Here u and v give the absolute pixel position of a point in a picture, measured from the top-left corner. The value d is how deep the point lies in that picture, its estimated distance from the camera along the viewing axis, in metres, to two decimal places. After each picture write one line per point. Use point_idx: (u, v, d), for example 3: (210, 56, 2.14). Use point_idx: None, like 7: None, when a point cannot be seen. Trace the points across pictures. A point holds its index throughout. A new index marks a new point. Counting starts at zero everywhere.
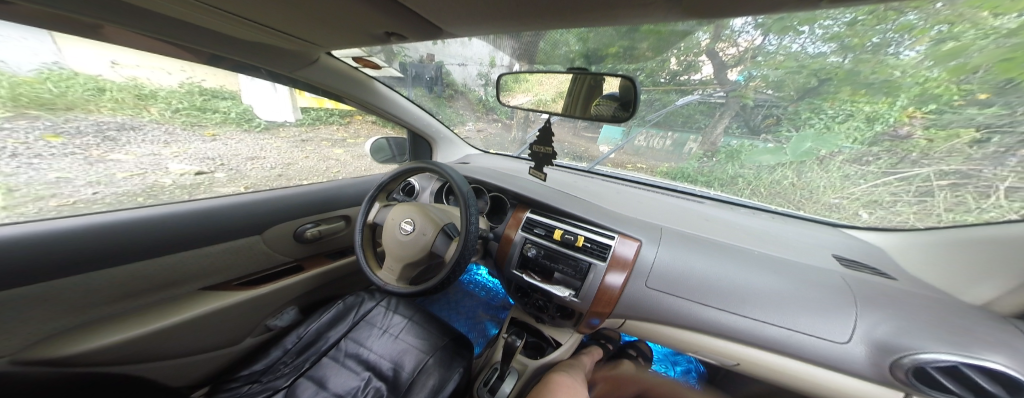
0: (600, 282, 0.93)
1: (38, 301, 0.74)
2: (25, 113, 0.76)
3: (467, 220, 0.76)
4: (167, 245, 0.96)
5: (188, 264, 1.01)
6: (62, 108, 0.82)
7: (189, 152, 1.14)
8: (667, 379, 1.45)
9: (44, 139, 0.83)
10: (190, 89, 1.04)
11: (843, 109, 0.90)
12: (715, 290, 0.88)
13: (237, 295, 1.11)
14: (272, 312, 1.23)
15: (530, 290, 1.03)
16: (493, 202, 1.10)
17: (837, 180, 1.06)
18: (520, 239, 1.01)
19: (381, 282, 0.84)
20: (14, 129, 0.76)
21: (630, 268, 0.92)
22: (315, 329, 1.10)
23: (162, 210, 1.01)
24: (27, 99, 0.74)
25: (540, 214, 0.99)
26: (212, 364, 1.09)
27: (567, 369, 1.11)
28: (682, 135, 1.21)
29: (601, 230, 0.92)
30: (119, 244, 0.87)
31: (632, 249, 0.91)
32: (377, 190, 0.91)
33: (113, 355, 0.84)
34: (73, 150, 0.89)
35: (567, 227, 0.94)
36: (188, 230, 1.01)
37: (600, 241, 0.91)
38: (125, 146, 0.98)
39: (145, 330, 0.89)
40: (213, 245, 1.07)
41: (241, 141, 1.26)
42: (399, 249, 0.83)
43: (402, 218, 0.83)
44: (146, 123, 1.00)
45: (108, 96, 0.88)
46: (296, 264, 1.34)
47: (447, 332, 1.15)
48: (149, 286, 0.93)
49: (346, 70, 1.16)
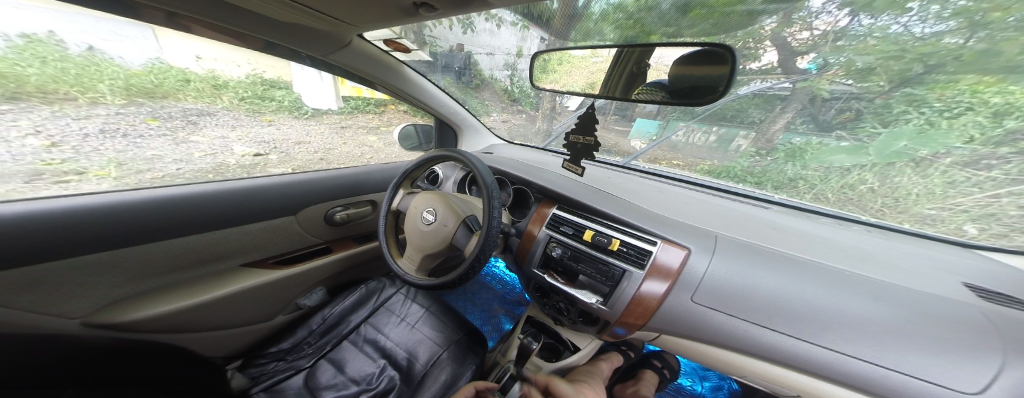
0: (634, 290, 0.83)
1: (99, 270, 0.82)
2: (134, 101, 0.92)
3: (490, 214, 0.70)
4: (206, 223, 1.01)
5: (225, 242, 1.07)
6: (166, 97, 0.98)
7: (250, 136, 1.24)
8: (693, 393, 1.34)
9: (146, 122, 0.97)
10: (253, 80, 1.13)
11: (956, 101, 0.72)
12: (777, 311, 0.77)
13: (268, 275, 1.17)
14: (301, 292, 1.29)
15: (551, 291, 0.97)
16: (516, 195, 1.04)
17: (937, 186, 0.84)
18: (544, 236, 0.95)
19: (402, 271, 0.84)
20: (125, 113, 0.91)
21: (673, 278, 0.82)
22: (338, 312, 1.15)
23: (207, 187, 1.07)
24: (136, 88, 0.90)
25: (568, 211, 0.92)
26: (248, 337, 1.19)
27: (585, 379, 1.03)
28: (731, 130, 1.04)
29: (641, 234, 0.81)
30: (164, 220, 0.93)
31: (677, 257, 0.80)
32: (402, 177, 0.88)
33: (164, 323, 0.93)
34: (164, 131, 1.02)
35: (601, 227, 0.86)
36: (235, 209, 1.08)
37: (637, 244, 0.81)
38: (202, 129, 1.11)
39: (189, 304, 0.97)
40: (249, 224, 1.12)
41: (291, 127, 1.34)
42: (420, 240, 0.80)
43: (424, 207, 0.81)
44: (219, 110, 1.12)
45: (192, 85, 1.01)
46: (326, 246, 1.40)
47: (462, 326, 1.13)
48: (192, 261, 1.00)
49: (377, 54, 1.14)
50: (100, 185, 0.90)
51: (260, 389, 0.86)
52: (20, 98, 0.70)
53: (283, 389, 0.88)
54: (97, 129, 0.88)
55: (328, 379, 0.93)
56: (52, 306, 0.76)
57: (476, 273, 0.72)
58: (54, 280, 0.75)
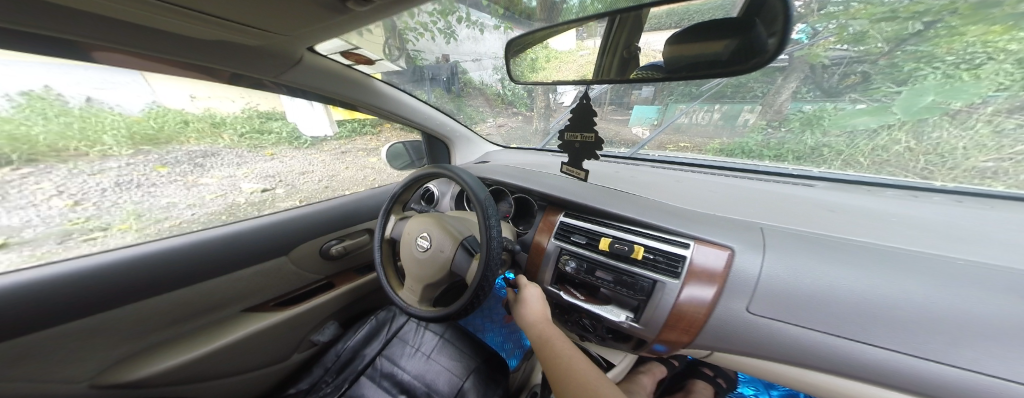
0: (671, 302, 0.65)
1: (88, 336, 0.77)
2: (141, 150, 0.87)
3: (487, 231, 0.61)
4: (196, 274, 0.93)
5: (218, 291, 0.99)
6: (172, 142, 0.93)
7: (256, 172, 1.16)
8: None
9: (156, 170, 0.92)
10: (250, 114, 1.05)
11: (970, 52, 0.66)
12: (899, 325, 0.50)
13: (269, 319, 1.08)
14: (312, 328, 1.21)
15: (572, 311, 0.79)
16: (520, 204, 0.90)
17: (983, 138, 0.71)
18: (554, 249, 0.76)
19: (403, 303, 0.75)
20: (134, 163, 0.87)
21: (720, 285, 0.62)
22: (351, 346, 1.06)
23: (216, 230, 1.01)
24: (140, 136, 0.85)
25: (576, 217, 0.76)
26: (267, 380, 1.12)
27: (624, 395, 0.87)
28: (734, 105, 0.95)
29: (663, 234, 0.65)
30: (156, 275, 0.86)
31: (718, 260, 0.61)
32: (391, 202, 0.80)
33: (167, 380, 0.88)
34: (175, 177, 0.96)
35: (617, 233, 0.68)
36: (227, 257, 0.99)
37: (666, 249, 0.64)
38: (211, 170, 1.04)
39: (189, 357, 0.91)
40: (238, 271, 1.03)
41: (293, 157, 1.25)
42: (418, 268, 0.72)
43: (417, 232, 0.73)
44: (221, 149, 1.06)
45: (192, 127, 0.95)
46: (326, 282, 1.30)
47: (479, 352, 1.04)
48: (187, 313, 0.93)
49: (340, 69, 0.97)
50: (125, 238, 0.87)
51: None
52: (36, 160, 0.69)
53: None
54: (112, 182, 0.84)
55: None
56: (51, 373, 0.72)
57: (483, 300, 0.63)
58: (39, 353, 0.70)
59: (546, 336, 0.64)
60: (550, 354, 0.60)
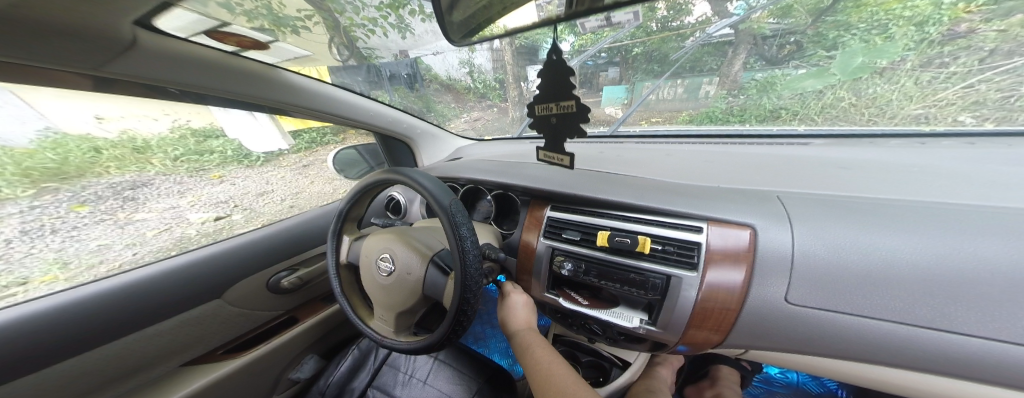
0: (694, 302, 0.50)
1: None
2: (44, 188, 0.63)
3: (455, 235, 0.49)
4: (109, 330, 0.67)
5: (141, 348, 0.72)
6: (85, 174, 0.68)
7: (204, 199, 0.90)
8: (787, 383, 1.01)
9: (73, 210, 0.67)
10: (181, 133, 0.81)
11: (877, 20, 0.62)
12: (999, 303, 0.37)
13: (223, 367, 0.81)
14: (287, 364, 0.96)
15: (574, 316, 0.68)
16: (500, 203, 0.79)
17: (910, 90, 0.70)
18: (544, 250, 0.64)
19: (376, 335, 0.62)
20: (43, 205, 0.63)
21: (750, 273, 0.49)
22: (339, 378, 0.93)
23: (156, 266, 0.76)
24: (38, 172, 0.60)
25: (565, 210, 0.63)
26: None
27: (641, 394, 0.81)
28: (694, 79, 0.88)
29: (668, 220, 0.52)
30: (52, 343, 0.60)
31: (738, 243, 0.48)
32: (340, 221, 0.66)
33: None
34: (101, 216, 0.72)
35: (614, 223, 0.55)
36: (153, 303, 0.72)
37: (676, 236, 0.51)
38: (147, 204, 0.79)
39: None
40: (157, 324, 0.74)
41: (247, 178, 0.99)
42: (385, 295, 0.59)
43: (379, 253, 0.59)
44: (153, 177, 0.80)
45: (107, 154, 0.71)
46: (290, 316, 1.02)
47: (482, 368, 0.89)
48: (106, 379, 0.68)
49: (221, 58, 0.68)
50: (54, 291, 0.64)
51: None
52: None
53: None
54: (19, 231, 0.61)
55: None
56: None
57: (466, 325, 0.51)
58: None
59: (529, 344, 0.55)
60: (532, 363, 0.52)
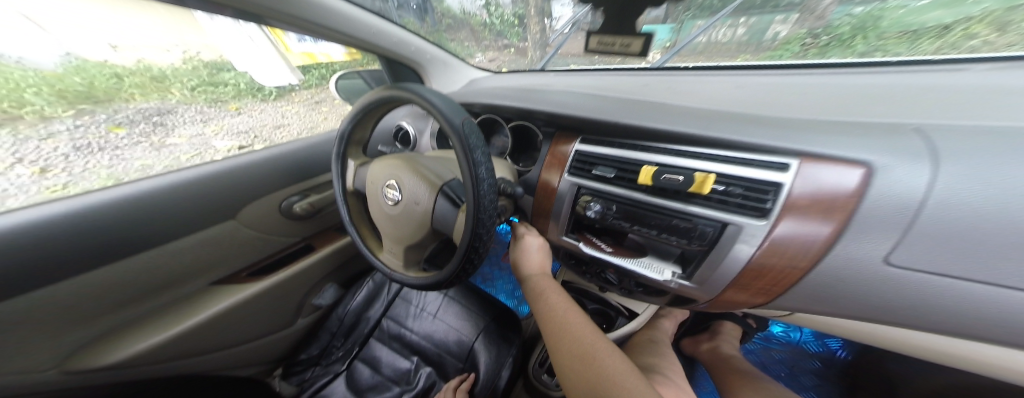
0: (751, 259, 0.41)
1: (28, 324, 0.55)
2: (81, 110, 0.64)
3: (468, 165, 0.39)
4: (123, 244, 0.63)
5: (163, 264, 0.70)
6: (114, 98, 0.68)
7: (226, 129, 0.88)
8: (787, 341, 0.95)
9: (113, 131, 0.70)
10: (195, 65, 0.79)
11: None
12: None
13: (247, 292, 0.85)
14: (309, 292, 1.02)
15: (591, 262, 0.63)
16: (519, 134, 0.71)
17: None
18: (568, 187, 0.57)
19: (386, 268, 0.61)
20: (83, 125, 0.65)
21: (840, 229, 0.35)
22: (354, 309, 0.99)
23: (166, 178, 0.71)
24: (70, 94, 0.60)
25: (599, 143, 0.53)
26: (282, 345, 1.01)
27: (648, 344, 0.81)
28: (763, 17, 0.60)
29: (750, 158, 0.38)
30: (71, 253, 0.56)
31: (840, 187, 0.34)
32: (343, 143, 0.59)
33: (156, 358, 0.72)
34: (137, 139, 0.73)
35: (666, 158, 0.44)
36: (166, 216, 0.68)
37: (749, 177, 0.37)
38: (175, 129, 0.79)
39: (159, 339, 0.71)
40: (172, 242, 0.70)
41: (264, 112, 0.97)
42: (393, 227, 0.55)
43: (385, 180, 0.54)
44: (175, 105, 0.79)
45: (128, 82, 0.69)
46: (307, 243, 1.01)
47: (488, 307, 0.90)
48: (137, 292, 0.68)
49: None
50: None
51: None
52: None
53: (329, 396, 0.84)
54: (71, 147, 0.63)
55: (368, 380, 0.85)
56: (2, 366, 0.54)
57: (476, 264, 0.46)
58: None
59: (542, 289, 0.52)
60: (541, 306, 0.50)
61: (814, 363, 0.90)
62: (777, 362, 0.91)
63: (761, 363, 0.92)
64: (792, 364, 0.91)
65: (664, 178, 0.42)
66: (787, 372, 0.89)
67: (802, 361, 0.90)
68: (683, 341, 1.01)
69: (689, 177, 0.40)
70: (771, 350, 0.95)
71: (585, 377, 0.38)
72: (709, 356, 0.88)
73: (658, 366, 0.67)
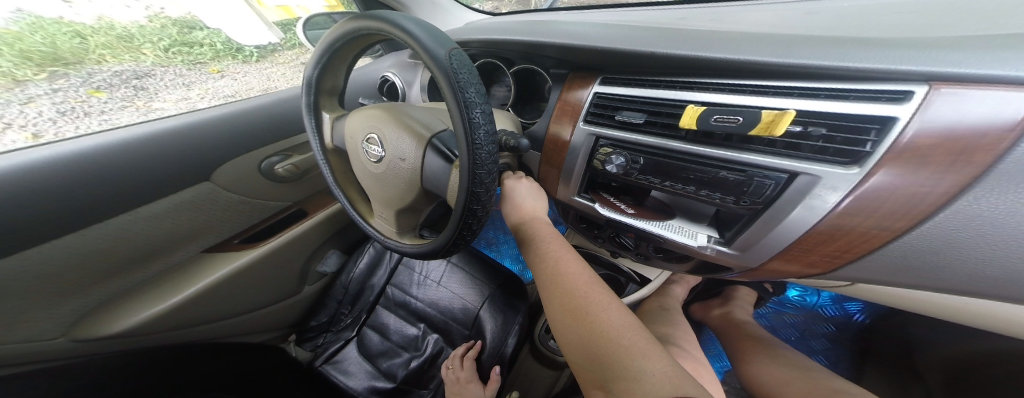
0: (818, 221, 0.32)
1: (28, 292, 0.51)
2: (52, 73, 0.59)
3: (459, 113, 0.30)
4: (87, 205, 0.54)
5: (143, 229, 0.62)
6: (85, 60, 0.63)
7: (212, 93, 0.77)
8: (802, 305, 0.93)
9: (94, 96, 0.63)
10: (163, 24, 0.75)
11: None
12: None
13: (241, 259, 0.78)
14: (310, 259, 0.94)
15: (607, 225, 0.56)
16: (523, 82, 0.61)
17: None
18: (584, 139, 0.48)
19: (380, 235, 0.54)
20: (62, 89, 0.60)
21: (968, 184, 0.24)
22: (358, 277, 0.95)
23: (130, 133, 0.60)
24: (36, 55, 0.56)
25: (624, 84, 0.44)
26: (296, 310, 0.98)
27: (659, 312, 0.78)
28: None
29: (844, 88, 0.27)
30: (34, 211, 0.48)
31: (992, 121, 0.21)
32: (312, 92, 0.49)
33: (166, 326, 0.69)
34: (122, 103, 0.65)
35: (710, 97, 0.35)
36: (137, 178, 0.59)
37: (838, 113, 0.27)
38: (159, 94, 0.70)
39: (160, 310, 0.67)
40: (147, 206, 0.61)
41: (248, 74, 0.87)
42: (380, 189, 0.48)
43: (364, 134, 0.45)
44: (153, 68, 0.73)
45: (94, 42, 0.65)
46: (299, 209, 0.90)
47: (493, 274, 0.85)
48: (117, 263, 0.61)
49: None
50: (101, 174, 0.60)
51: (323, 362, 0.85)
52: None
53: (343, 360, 0.85)
54: (56, 112, 0.57)
55: (378, 345, 0.85)
56: (12, 334, 0.51)
57: (476, 231, 0.39)
58: None
59: (538, 235, 0.45)
60: (536, 252, 0.43)
61: (828, 327, 0.90)
62: (789, 326, 0.92)
63: (772, 327, 0.92)
64: (804, 327, 0.91)
65: (716, 119, 0.33)
66: (797, 336, 0.90)
67: (816, 325, 0.90)
68: (693, 307, 1.00)
69: (751, 117, 0.31)
70: (783, 315, 0.94)
71: (574, 333, 0.32)
72: (720, 321, 0.87)
73: (673, 336, 0.64)
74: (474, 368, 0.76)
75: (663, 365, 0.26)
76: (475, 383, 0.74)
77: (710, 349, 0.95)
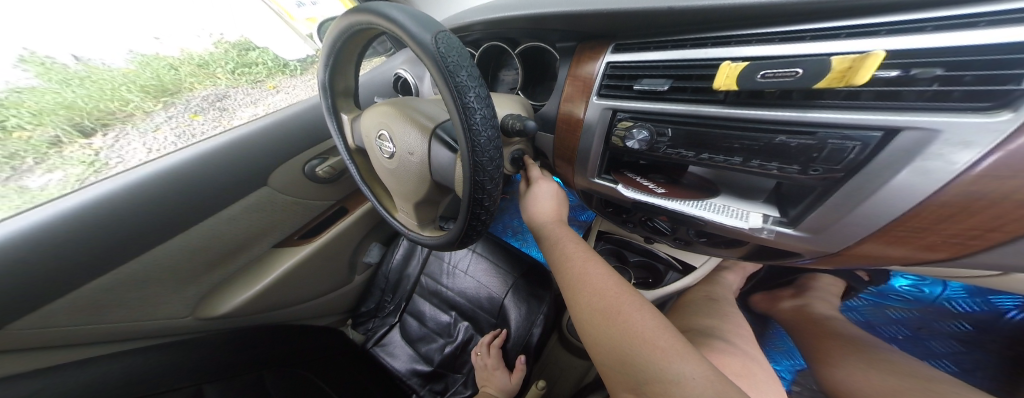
0: (928, 198, 0.23)
1: (151, 284, 0.64)
2: (166, 103, 0.72)
3: (451, 100, 0.28)
4: (188, 211, 0.64)
5: (227, 232, 0.72)
6: (182, 89, 0.75)
7: (273, 104, 0.83)
8: (917, 298, 0.75)
9: (195, 119, 0.73)
10: (225, 49, 0.83)
11: None
12: None
13: (300, 254, 0.85)
14: (356, 250, 0.99)
15: (636, 210, 0.51)
16: (534, 61, 0.57)
17: None
18: (601, 115, 0.43)
19: (403, 228, 0.54)
20: (173, 115, 0.72)
21: None
22: (396, 267, 1.00)
23: (209, 143, 0.68)
24: (151, 89, 0.70)
25: (644, 49, 0.38)
26: (352, 296, 1.07)
27: (707, 303, 0.71)
28: None
29: (961, 10, 0.19)
30: (148, 220, 0.60)
31: None
32: (329, 95, 0.51)
33: (253, 310, 0.81)
34: (215, 123, 0.74)
35: (754, 51, 0.28)
36: (217, 185, 0.67)
37: (954, 46, 0.19)
38: (236, 112, 0.78)
39: (248, 296, 0.79)
40: (225, 209, 0.70)
41: (298, 86, 0.91)
42: (396, 183, 0.49)
43: (376, 131, 0.46)
44: (228, 89, 0.81)
45: (184, 71, 0.76)
46: (342, 206, 0.94)
47: (518, 263, 0.84)
48: (213, 259, 0.73)
49: None
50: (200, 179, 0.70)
51: (374, 345, 0.94)
52: (107, 124, 0.64)
53: (390, 343, 0.93)
54: (175, 135, 0.69)
55: (417, 331, 0.91)
56: (150, 313, 0.66)
57: (487, 221, 0.38)
58: (123, 302, 0.62)
59: (556, 238, 0.44)
60: (560, 254, 0.41)
61: (961, 326, 0.70)
62: (894, 323, 0.76)
63: (868, 324, 0.77)
64: (919, 325, 0.73)
65: (766, 75, 0.27)
66: (907, 335, 0.73)
67: (939, 324, 0.72)
68: (756, 298, 0.89)
69: (813, 66, 0.24)
70: (886, 309, 0.77)
71: (607, 336, 0.29)
72: (791, 316, 0.77)
73: (719, 330, 0.57)
74: (499, 356, 0.79)
75: (702, 367, 0.24)
76: (500, 370, 0.78)
77: (778, 345, 0.82)
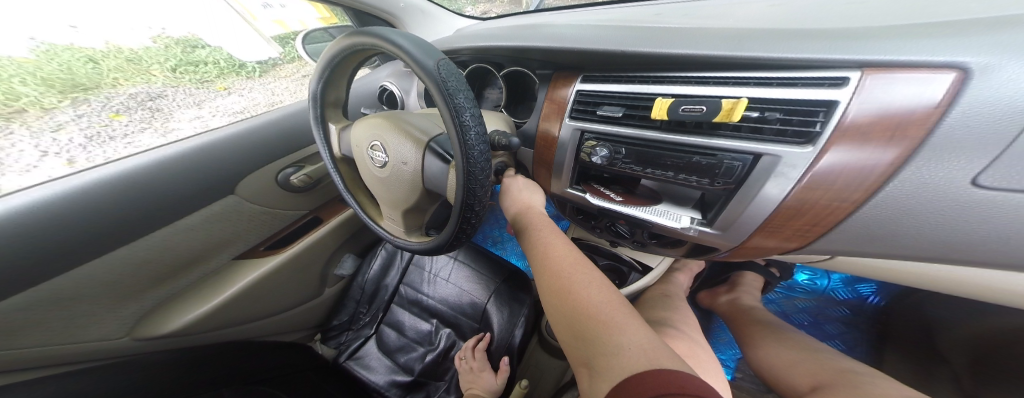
0: (784, 198, 0.34)
1: (81, 301, 0.57)
2: (76, 99, 0.63)
3: (449, 119, 0.34)
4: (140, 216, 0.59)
5: (178, 243, 0.67)
6: (102, 85, 0.67)
7: (219, 108, 0.81)
8: (813, 289, 0.92)
9: (115, 119, 0.67)
10: (166, 44, 0.77)
11: None
12: None
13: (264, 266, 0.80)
14: (327, 264, 0.96)
15: (601, 215, 0.60)
16: (513, 83, 0.64)
17: None
18: (570, 134, 0.51)
19: (389, 234, 0.57)
20: (86, 114, 0.64)
21: (910, 154, 0.26)
22: (373, 277, 0.98)
23: (155, 153, 0.65)
24: (58, 82, 0.60)
25: (602, 80, 0.47)
26: (318, 312, 1.01)
27: (660, 299, 0.82)
28: None
29: (792, 76, 0.30)
30: (83, 230, 0.54)
31: (918, 101, 0.24)
32: (319, 104, 0.53)
33: (204, 329, 0.74)
34: (143, 125, 0.69)
35: (679, 90, 0.38)
36: (169, 194, 0.63)
37: (789, 98, 0.30)
38: (173, 114, 0.74)
39: (200, 314, 0.72)
40: (181, 219, 0.65)
41: (253, 90, 0.90)
42: (384, 191, 0.52)
43: (367, 142, 0.49)
44: (163, 89, 0.76)
45: (107, 66, 0.68)
46: (313, 216, 0.92)
47: (498, 269, 0.88)
48: (158, 273, 0.66)
49: None
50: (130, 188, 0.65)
51: (347, 358, 0.90)
52: None
53: (365, 355, 0.90)
54: (83, 137, 0.62)
55: (396, 341, 0.89)
56: (72, 335, 0.57)
57: (475, 225, 0.42)
58: (41, 324, 0.53)
59: (531, 226, 0.49)
60: (532, 241, 0.46)
61: (842, 311, 0.89)
62: (801, 312, 0.92)
63: (783, 313, 0.93)
64: (817, 312, 0.91)
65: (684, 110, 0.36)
66: (811, 321, 0.90)
67: (830, 310, 0.90)
68: (701, 295, 1.03)
69: (712, 105, 0.34)
70: (795, 299, 0.94)
71: (565, 315, 0.35)
72: (726, 308, 0.90)
73: (671, 321, 0.67)
74: (485, 358, 0.81)
75: (639, 338, 0.29)
76: (486, 371, 0.79)
77: (721, 337, 0.97)
